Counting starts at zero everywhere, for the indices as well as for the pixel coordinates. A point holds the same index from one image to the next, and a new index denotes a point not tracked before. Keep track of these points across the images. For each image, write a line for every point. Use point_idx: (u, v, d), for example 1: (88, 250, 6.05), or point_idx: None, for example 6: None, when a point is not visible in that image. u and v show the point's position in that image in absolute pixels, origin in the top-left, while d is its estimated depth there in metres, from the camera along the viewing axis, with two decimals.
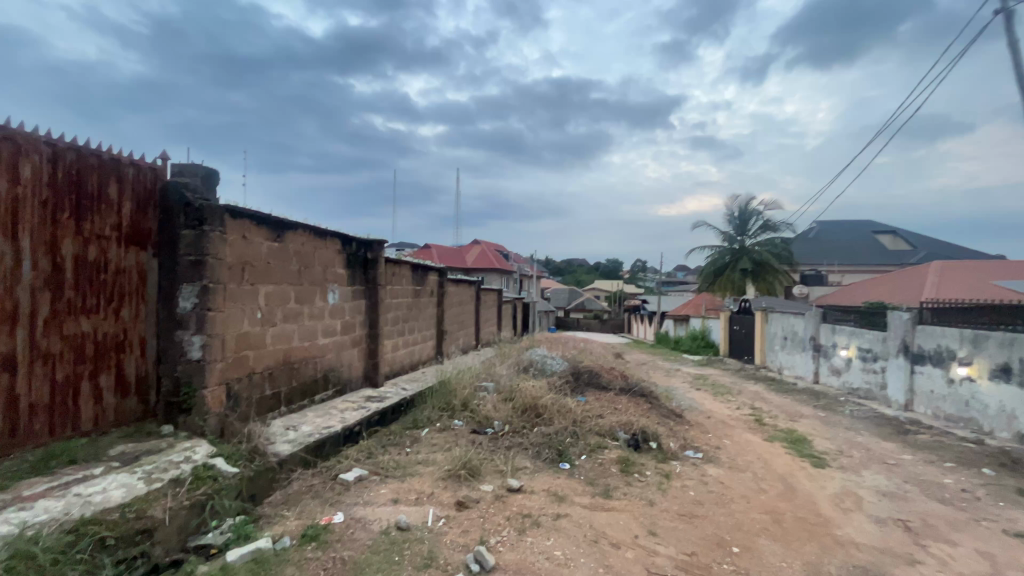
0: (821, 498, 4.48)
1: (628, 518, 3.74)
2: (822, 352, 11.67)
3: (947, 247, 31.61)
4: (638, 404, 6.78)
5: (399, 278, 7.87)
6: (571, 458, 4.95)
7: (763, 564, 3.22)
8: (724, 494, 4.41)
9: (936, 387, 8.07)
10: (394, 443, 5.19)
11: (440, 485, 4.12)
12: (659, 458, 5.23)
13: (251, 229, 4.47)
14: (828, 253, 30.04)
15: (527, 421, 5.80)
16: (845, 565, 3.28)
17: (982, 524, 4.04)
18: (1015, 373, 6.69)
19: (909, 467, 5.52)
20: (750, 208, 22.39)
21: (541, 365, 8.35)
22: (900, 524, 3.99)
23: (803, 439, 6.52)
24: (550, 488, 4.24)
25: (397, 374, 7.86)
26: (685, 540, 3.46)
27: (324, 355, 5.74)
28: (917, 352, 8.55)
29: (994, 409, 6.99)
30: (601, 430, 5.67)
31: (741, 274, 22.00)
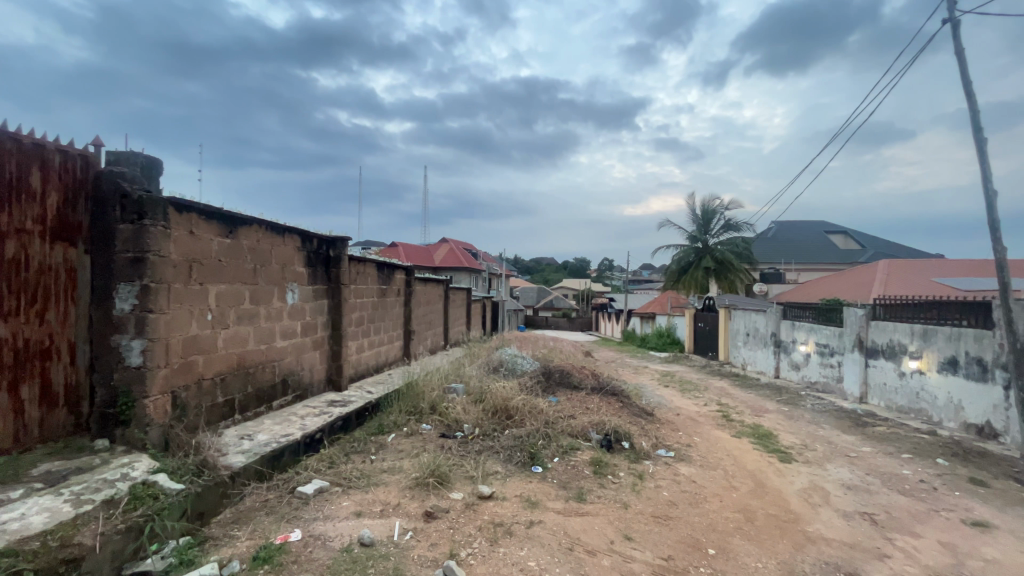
0: (790, 494, 4.53)
1: (603, 523, 3.65)
2: (783, 348, 12.02)
3: (893, 247, 33.42)
4: (609, 403, 6.74)
5: (364, 277, 7.56)
6: (543, 460, 4.84)
7: (739, 566, 3.18)
8: (697, 494, 4.39)
9: (889, 380, 8.41)
10: (358, 450, 4.94)
11: (406, 495, 3.91)
12: (632, 458, 5.18)
13: (199, 223, 4.11)
14: (785, 253, 31.22)
15: (497, 423, 5.65)
16: (818, 563, 3.29)
17: (941, 514, 4.16)
18: (961, 366, 7.02)
19: (869, 459, 5.69)
20: (713, 208, 22.95)
21: (512, 364, 8.21)
22: (866, 518, 4.06)
23: (769, 434, 6.65)
24: (523, 493, 4.10)
25: (362, 377, 7.56)
26: (661, 544, 3.40)
27: (282, 359, 5.41)
28: (870, 346, 8.89)
29: (943, 400, 7.32)
30: (573, 430, 5.58)
31: (705, 273, 22.55)
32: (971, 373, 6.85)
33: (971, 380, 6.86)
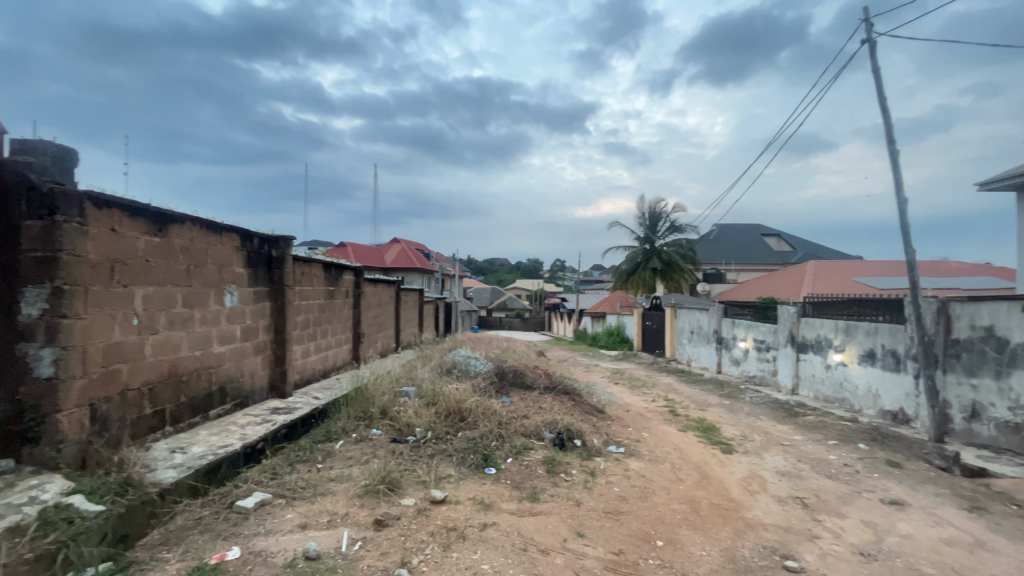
0: (731, 483, 4.77)
1: (556, 521, 3.68)
2: (724, 344, 12.66)
3: (820, 249, 36.09)
4: (561, 401, 6.83)
5: (310, 278, 7.24)
6: (496, 462, 4.82)
7: (685, 556, 3.30)
8: (646, 488, 4.52)
9: (817, 372, 9.05)
10: (304, 459, 4.71)
11: (355, 504, 3.77)
12: (584, 455, 5.27)
13: (122, 220, 3.78)
14: (726, 254, 32.97)
15: (450, 426, 5.57)
16: (757, 547, 3.47)
17: (864, 495, 4.52)
18: (878, 358, 7.67)
19: (801, 447, 6.09)
20: (659, 211, 23.83)
21: (465, 366, 8.13)
22: (798, 502, 4.34)
23: (712, 427, 6.98)
24: (476, 496, 4.06)
25: (308, 382, 7.25)
26: (611, 539, 3.47)
27: (220, 365, 5.08)
28: (801, 341, 9.53)
29: (863, 389, 7.97)
30: (526, 430, 5.60)
31: (652, 273, 23.39)
32: (887, 364, 7.49)
33: (887, 371, 7.51)
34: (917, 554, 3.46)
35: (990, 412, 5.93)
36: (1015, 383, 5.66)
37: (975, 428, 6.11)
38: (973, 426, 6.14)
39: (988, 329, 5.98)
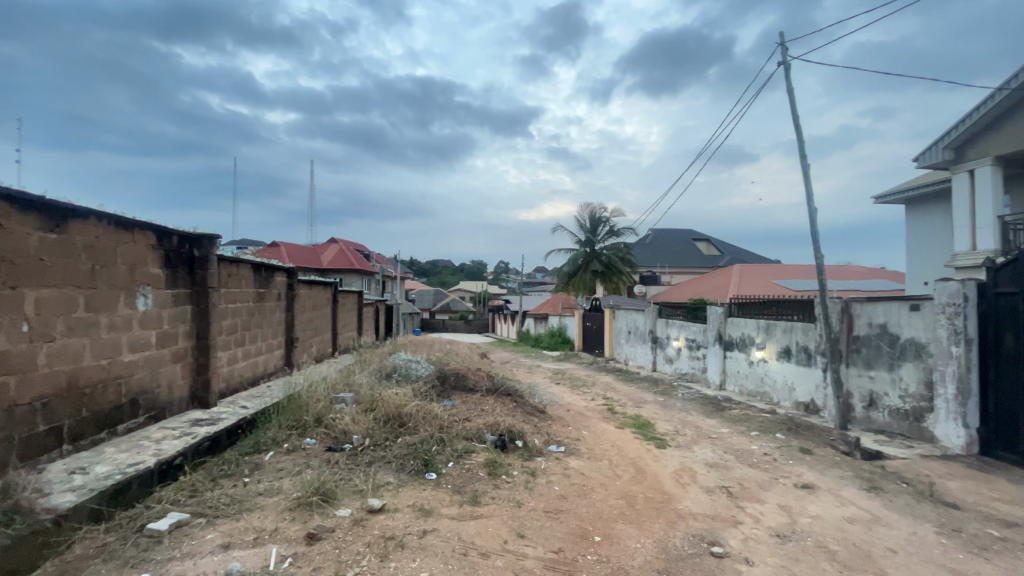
0: (664, 476, 5.01)
1: (497, 524, 3.68)
2: (659, 344, 13.26)
3: (744, 254, 38.82)
4: (504, 403, 6.85)
5: (237, 280, 6.78)
6: (437, 466, 4.75)
7: (621, 549, 3.41)
8: (585, 485, 4.64)
9: (741, 368, 9.69)
10: (228, 473, 4.39)
11: (286, 518, 3.57)
12: (525, 456, 5.31)
13: (10, 214, 3.36)
14: (660, 257, 34.64)
15: (389, 432, 5.42)
16: (687, 536, 3.66)
17: (780, 481, 4.90)
18: (794, 353, 8.35)
19: (727, 439, 6.50)
20: (599, 215, 24.60)
21: (405, 370, 7.95)
22: (724, 491, 4.63)
23: (647, 423, 7.28)
24: (416, 502, 3.98)
25: (235, 391, 6.78)
26: (551, 537, 3.52)
27: (132, 375, 4.63)
28: (727, 340, 10.18)
29: (780, 383, 8.64)
30: (468, 433, 5.57)
31: (592, 275, 24.09)
32: (801, 360, 8.17)
33: (801, 365, 8.18)
34: (826, 533, 3.79)
35: (885, 400, 6.63)
36: (905, 373, 6.36)
37: (873, 415, 6.81)
38: (871, 413, 6.84)
39: (883, 326, 6.68)
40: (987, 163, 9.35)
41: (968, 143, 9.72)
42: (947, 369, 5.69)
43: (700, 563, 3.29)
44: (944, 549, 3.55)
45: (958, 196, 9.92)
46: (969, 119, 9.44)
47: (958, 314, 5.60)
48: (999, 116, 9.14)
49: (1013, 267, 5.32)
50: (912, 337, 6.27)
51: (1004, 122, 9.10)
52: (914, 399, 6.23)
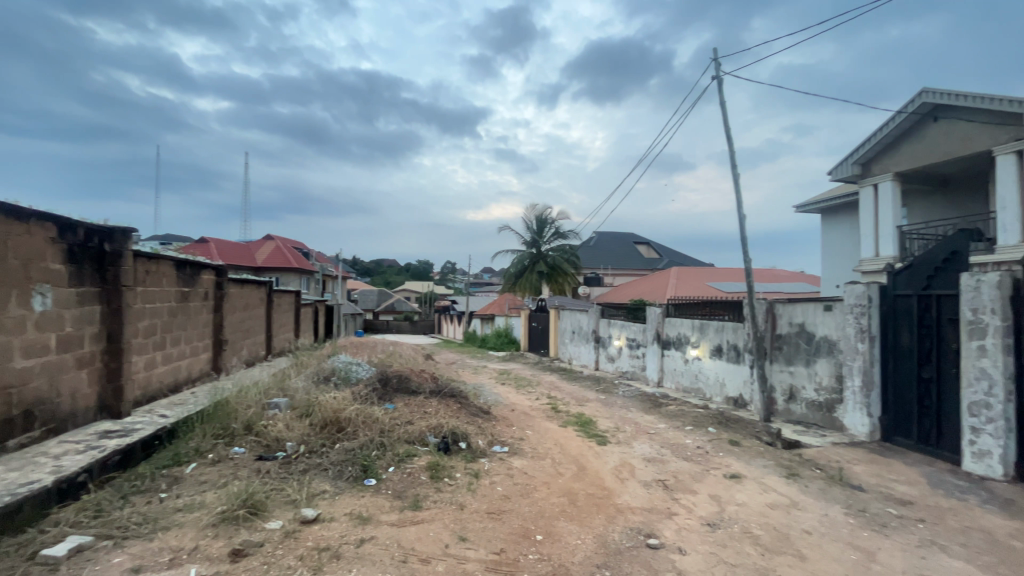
0: (605, 472, 5.13)
1: (438, 528, 3.61)
2: (601, 343, 13.63)
3: (681, 257, 40.80)
4: (448, 405, 6.76)
5: (157, 277, 6.23)
6: (377, 472, 4.59)
7: (562, 546, 3.45)
8: (528, 484, 4.66)
9: (678, 366, 10.16)
10: (142, 489, 4.01)
11: (207, 535, 3.30)
12: (468, 458, 5.26)
13: None
14: (603, 259, 35.72)
15: (326, 438, 5.19)
16: (625, 530, 3.76)
17: (712, 472, 5.17)
18: (724, 351, 8.86)
19: (663, 434, 6.77)
20: (545, 217, 24.96)
21: (345, 372, 7.64)
22: (660, 484, 4.81)
23: (589, 421, 7.45)
24: (353, 510, 3.82)
25: (153, 399, 6.23)
26: (493, 539, 3.50)
27: (25, 384, 4.12)
28: (665, 339, 10.64)
29: (713, 379, 9.14)
30: (409, 437, 5.44)
31: (538, 276, 24.39)
32: (731, 357, 8.68)
33: (731, 362, 8.70)
34: (751, 519, 4.03)
35: (803, 394, 7.19)
36: (819, 368, 6.93)
37: (792, 408, 7.36)
38: (791, 406, 7.39)
39: (802, 325, 7.25)
40: (889, 178, 10.39)
41: (873, 159, 10.75)
42: (855, 364, 6.25)
43: (637, 555, 3.40)
44: (851, 528, 3.88)
45: (864, 207, 10.95)
46: (874, 138, 10.44)
47: (864, 314, 6.16)
48: (899, 136, 10.18)
49: (909, 272, 5.92)
50: (826, 335, 6.83)
51: (903, 142, 10.15)
52: (827, 392, 6.80)
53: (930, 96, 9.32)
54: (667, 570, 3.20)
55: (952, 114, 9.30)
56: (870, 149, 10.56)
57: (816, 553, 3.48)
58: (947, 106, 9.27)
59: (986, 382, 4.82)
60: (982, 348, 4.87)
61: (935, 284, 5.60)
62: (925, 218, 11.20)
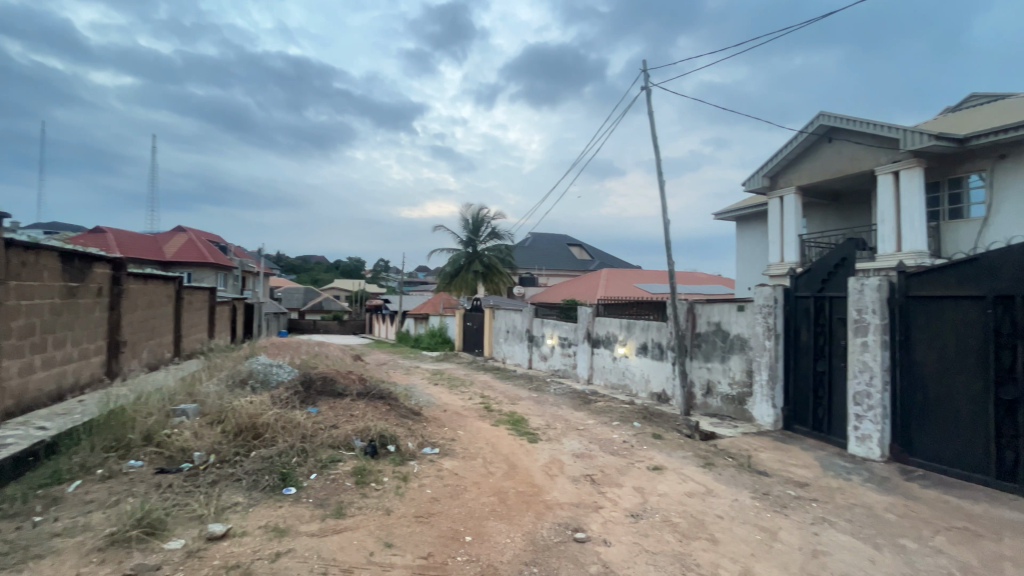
0: (535, 470, 5.19)
1: (362, 535, 3.46)
2: (535, 343, 13.82)
3: (612, 259, 42.50)
4: (376, 407, 6.52)
5: (36, 270, 5.45)
6: (297, 480, 4.32)
7: (490, 546, 3.44)
8: (458, 486, 4.61)
9: (606, 363, 10.53)
10: (10, 514, 3.48)
11: (91, 562, 2.93)
12: (397, 461, 5.10)
13: None
14: (538, 259, 36.39)
15: (240, 447, 4.80)
16: (554, 526, 3.82)
17: (636, 465, 5.41)
18: (649, 349, 9.33)
19: (592, 430, 6.97)
20: (481, 216, 24.94)
21: (263, 375, 7.12)
22: (588, 479, 4.95)
23: (521, 419, 7.52)
24: (269, 522, 3.57)
25: (30, 409, 5.44)
26: (421, 543, 3.41)
27: None
28: (594, 337, 11.00)
29: (638, 376, 9.58)
30: (334, 441, 5.18)
31: (473, 275, 24.34)
32: (655, 354, 9.15)
33: (655, 360, 9.17)
34: (670, 508, 4.25)
35: (718, 388, 7.73)
36: (733, 364, 7.48)
37: (709, 401, 7.89)
38: (708, 399, 7.92)
39: (718, 324, 7.79)
40: (792, 191, 11.44)
41: (779, 173, 11.78)
42: (762, 360, 6.81)
43: (565, 550, 3.46)
44: (757, 510, 4.22)
45: (772, 217, 11.98)
46: (780, 154, 11.46)
47: (771, 313, 6.73)
48: (800, 154, 11.24)
49: (808, 276, 6.54)
50: (739, 334, 7.39)
51: (804, 159, 11.21)
52: (739, 386, 7.36)
53: (826, 118, 10.39)
54: (592, 563, 3.28)
55: (843, 136, 10.42)
56: (777, 165, 11.56)
57: (727, 536, 3.73)
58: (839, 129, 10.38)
59: (867, 373, 5.43)
60: (865, 344, 5.48)
61: (828, 287, 6.23)
62: (821, 229, 12.47)
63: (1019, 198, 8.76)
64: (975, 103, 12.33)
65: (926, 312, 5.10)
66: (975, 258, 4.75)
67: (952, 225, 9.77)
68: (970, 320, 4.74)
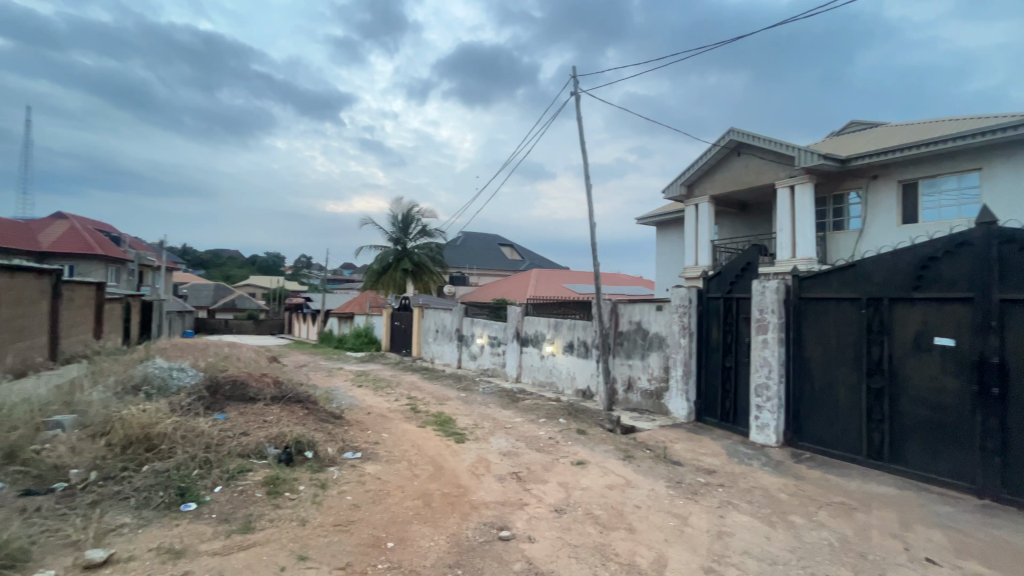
0: (461, 470, 5.14)
1: (273, 549, 3.22)
2: (464, 342, 13.74)
3: (542, 260, 43.35)
4: (293, 412, 6.12)
5: None
6: (198, 494, 3.93)
7: (413, 551, 3.35)
8: (381, 490, 4.44)
9: (534, 362, 10.70)
10: None
11: None
12: (315, 468, 4.81)
13: None
14: (469, 259, 36.27)
15: (129, 462, 4.29)
16: (479, 526, 3.80)
17: (560, 461, 5.54)
18: (575, 347, 9.61)
19: (519, 428, 7.05)
20: (411, 213, 24.36)
21: (161, 380, 6.43)
22: (514, 477, 4.99)
23: (448, 420, 7.42)
24: (161, 544, 3.20)
25: None
26: (339, 553, 3.24)
27: None
28: (523, 337, 11.14)
29: (565, 373, 9.84)
30: (244, 450, 4.80)
31: (402, 274, 23.74)
32: (580, 352, 9.45)
33: (580, 358, 9.46)
34: (592, 501, 4.39)
35: (638, 383, 8.13)
36: (651, 360, 7.91)
37: (630, 396, 8.28)
38: (629, 395, 8.31)
39: (639, 323, 8.20)
40: (706, 200, 12.33)
41: (695, 182, 12.64)
42: (678, 356, 7.27)
43: (489, 549, 3.45)
44: (671, 498, 4.48)
45: (688, 224, 12.84)
46: (696, 165, 12.29)
47: (686, 313, 7.19)
48: (713, 165, 12.14)
49: (718, 278, 7.04)
50: (657, 332, 7.83)
51: (716, 171, 12.12)
52: (657, 381, 7.79)
53: (736, 134, 11.31)
54: (516, 560, 3.30)
55: (750, 151, 11.40)
56: (693, 174, 12.39)
57: (643, 524, 3.92)
58: (747, 145, 11.34)
59: (766, 367, 5.96)
60: (765, 341, 6.01)
61: (735, 288, 6.75)
62: (730, 235, 13.55)
63: (888, 214, 10.09)
64: (854, 129, 14.03)
65: (815, 312, 5.70)
66: (853, 265, 5.37)
67: (835, 236, 11.02)
68: (849, 319, 5.36)
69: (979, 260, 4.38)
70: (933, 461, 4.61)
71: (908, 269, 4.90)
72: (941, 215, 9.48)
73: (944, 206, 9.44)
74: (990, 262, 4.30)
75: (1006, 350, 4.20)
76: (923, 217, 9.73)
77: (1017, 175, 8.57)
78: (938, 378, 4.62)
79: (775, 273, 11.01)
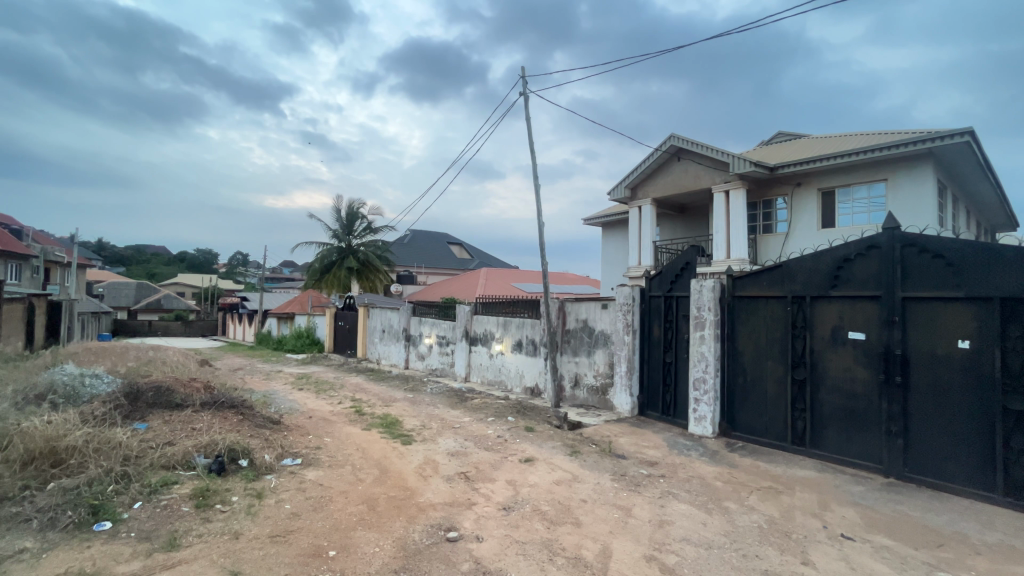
0: (408, 472, 5.04)
1: (202, 567, 3.01)
2: (412, 342, 13.47)
3: (491, 260, 43.28)
4: (224, 418, 5.73)
5: None
6: (114, 512, 3.59)
7: (357, 558, 3.23)
8: (323, 497, 4.26)
9: (483, 361, 10.69)
10: None
11: None
12: (249, 476, 4.52)
13: None
14: (417, 257, 35.62)
15: (31, 479, 3.85)
16: (426, 528, 3.73)
17: (509, 459, 5.55)
18: (523, 346, 9.69)
19: (467, 427, 7.00)
20: (356, 210, 23.50)
21: (71, 389, 5.84)
22: (462, 477, 4.95)
23: (394, 421, 7.25)
24: (70, 567, 2.91)
25: None
26: (276, 565, 3.08)
27: None
28: (473, 335, 11.09)
29: (513, 371, 9.90)
30: (168, 461, 4.47)
31: (346, 273, 22.84)
32: (529, 351, 9.54)
33: (529, 356, 9.55)
34: (540, 497, 4.44)
35: (585, 380, 8.33)
36: (597, 357, 8.11)
37: (577, 393, 8.47)
38: (576, 391, 8.49)
39: (585, 321, 8.39)
40: (649, 202, 12.79)
41: (638, 185, 13.09)
42: (622, 353, 7.49)
43: (436, 551, 3.40)
44: (615, 491, 4.62)
45: (631, 224, 13.30)
46: (639, 168, 12.72)
47: (630, 311, 7.43)
48: (655, 169, 12.61)
49: (659, 277, 7.29)
50: (602, 329, 8.05)
51: (658, 174, 12.61)
52: (602, 377, 8.01)
53: (676, 140, 11.81)
54: (464, 561, 3.27)
55: (690, 156, 11.94)
56: (637, 177, 12.82)
57: (589, 517, 4.02)
58: (687, 150, 11.86)
59: (703, 362, 6.25)
60: (702, 337, 6.29)
61: (676, 287, 7.02)
62: (671, 237, 14.18)
63: (810, 219, 10.92)
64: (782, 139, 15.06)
65: (747, 310, 6.06)
66: (780, 265, 5.75)
67: (765, 238, 11.79)
68: (777, 315, 5.75)
69: (885, 262, 4.83)
70: (848, 445, 5.04)
71: (826, 269, 5.32)
72: (854, 220, 10.36)
73: (857, 212, 10.33)
74: (895, 264, 4.75)
75: (908, 343, 4.66)
76: (839, 222, 10.59)
77: (917, 185, 9.54)
78: (852, 369, 5.06)
79: (711, 272, 11.61)
